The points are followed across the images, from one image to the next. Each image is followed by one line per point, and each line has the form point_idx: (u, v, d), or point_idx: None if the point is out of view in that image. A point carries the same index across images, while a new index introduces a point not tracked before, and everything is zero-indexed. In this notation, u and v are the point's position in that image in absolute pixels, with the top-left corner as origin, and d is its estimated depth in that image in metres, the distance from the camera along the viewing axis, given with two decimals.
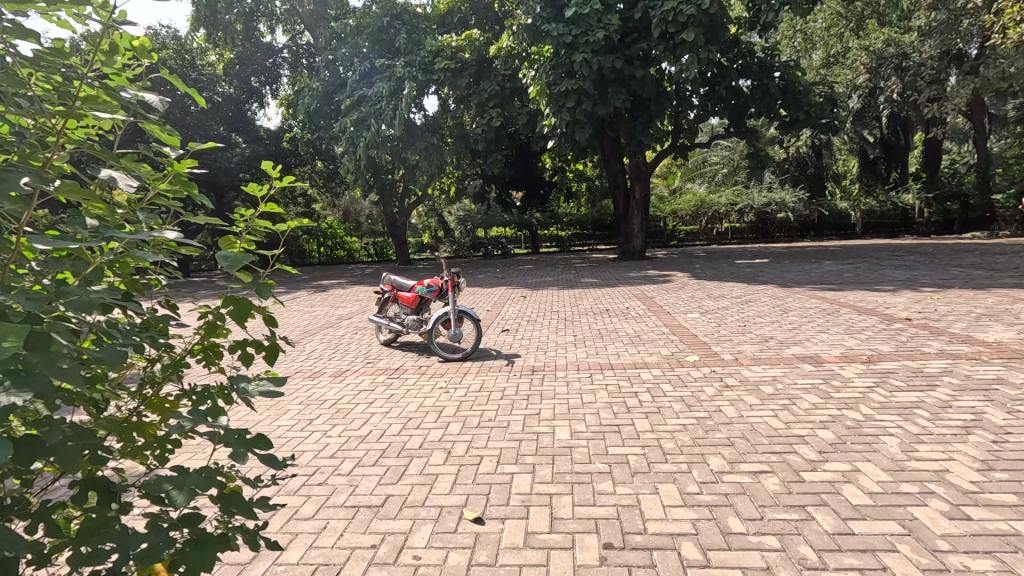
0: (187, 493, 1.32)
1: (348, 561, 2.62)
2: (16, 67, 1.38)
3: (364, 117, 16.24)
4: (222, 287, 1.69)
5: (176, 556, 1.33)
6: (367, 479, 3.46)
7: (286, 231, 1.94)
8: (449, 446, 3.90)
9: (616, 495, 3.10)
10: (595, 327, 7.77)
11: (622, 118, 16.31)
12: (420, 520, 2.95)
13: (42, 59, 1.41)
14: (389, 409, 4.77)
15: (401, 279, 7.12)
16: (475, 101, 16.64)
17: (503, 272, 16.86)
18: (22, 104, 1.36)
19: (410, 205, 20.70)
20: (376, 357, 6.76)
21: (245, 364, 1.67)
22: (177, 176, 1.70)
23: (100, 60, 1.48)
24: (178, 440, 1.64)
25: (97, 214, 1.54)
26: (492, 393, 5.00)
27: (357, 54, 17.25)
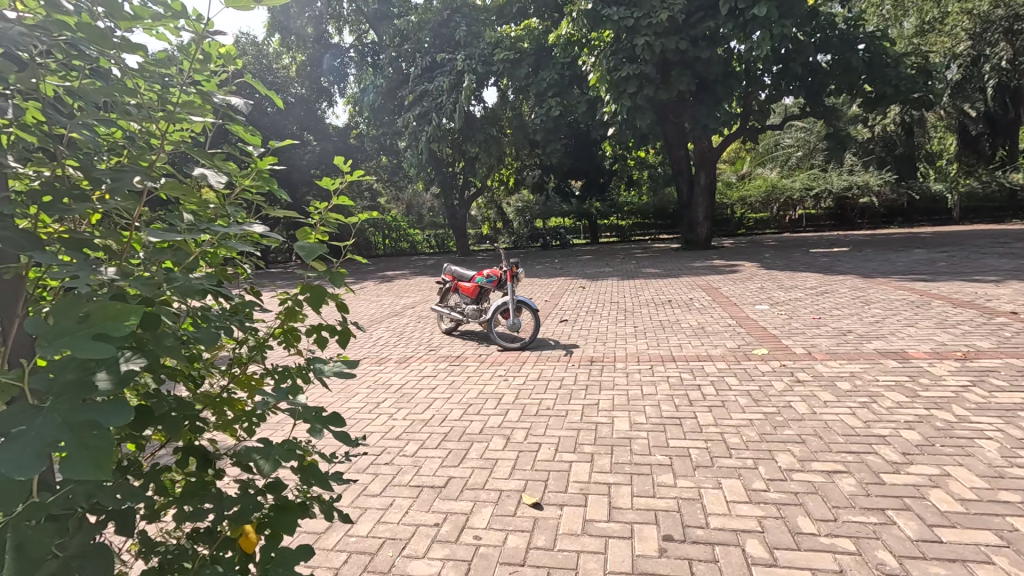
0: (272, 463, 1.44)
1: (413, 537, 2.76)
2: (127, 79, 1.54)
3: (426, 111, 16.77)
4: (300, 276, 1.82)
5: (263, 520, 1.46)
6: (430, 461, 3.61)
7: (357, 223, 2.04)
8: (509, 432, 3.98)
9: (676, 487, 3.05)
10: (656, 318, 7.58)
11: (686, 102, 15.64)
12: (480, 502, 3.05)
13: (147, 70, 1.57)
14: (450, 394, 4.93)
15: (461, 269, 7.27)
16: (534, 90, 16.51)
17: (561, 262, 16.81)
18: (131, 111, 1.52)
19: (469, 197, 21.05)
20: (438, 345, 6.98)
21: (320, 347, 1.78)
22: (260, 172, 1.84)
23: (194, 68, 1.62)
24: (263, 415, 1.79)
25: (194, 210, 1.71)
26: (550, 383, 5.04)
27: (419, 50, 17.68)
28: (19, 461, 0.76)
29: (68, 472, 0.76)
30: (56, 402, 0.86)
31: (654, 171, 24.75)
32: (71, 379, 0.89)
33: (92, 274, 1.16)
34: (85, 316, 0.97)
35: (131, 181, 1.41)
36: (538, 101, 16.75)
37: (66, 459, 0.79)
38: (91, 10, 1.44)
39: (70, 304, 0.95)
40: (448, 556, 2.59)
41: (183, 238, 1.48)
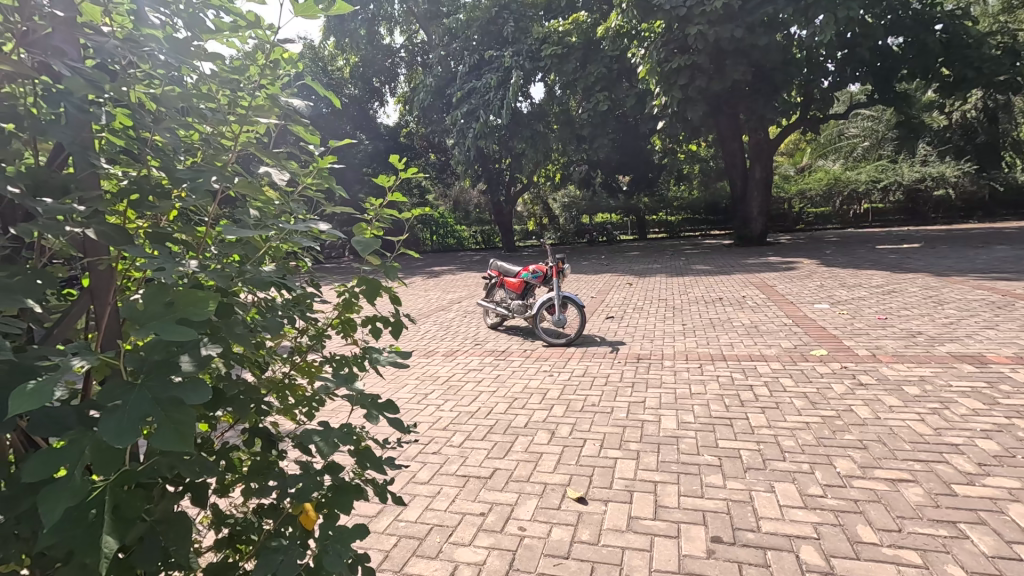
0: (331, 445, 1.51)
1: (459, 524, 2.83)
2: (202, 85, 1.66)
3: (473, 109, 16.91)
4: (358, 269, 1.90)
5: (322, 498, 1.54)
6: (476, 452, 3.68)
7: (410, 218, 2.10)
8: (553, 427, 3.99)
9: (726, 489, 2.97)
10: (706, 316, 7.37)
11: (742, 93, 15.03)
12: (526, 494, 3.08)
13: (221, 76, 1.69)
14: (495, 388, 4.99)
15: (507, 264, 7.32)
16: (582, 85, 16.35)
17: (607, 258, 16.63)
18: (208, 115, 1.64)
19: (515, 193, 21.20)
20: (483, 339, 7.06)
21: (375, 337, 1.86)
22: (320, 170, 1.93)
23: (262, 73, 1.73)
24: (321, 400, 1.88)
25: (258, 207, 1.81)
26: (596, 379, 5.01)
27: (467, 48, 17.87)
28: (120, 430, 0.84)
29: (161, 443, 0.84)
30: (146, 379, 0.93)
31: (706, 164, 24.01)
32: (158, 360, 0.97)
33: (176, 265, 1.27)
34: (173, 304, 1.05)
35: (209, 180, 1.53)
36: (586, 96, 16.61)
37: (156, 433, 0.86)
38: (173, 23, 1.56)
39: (159, 292, 1.02)
40: (493, 545, 2.64)
41: (255, 233, 1.58)
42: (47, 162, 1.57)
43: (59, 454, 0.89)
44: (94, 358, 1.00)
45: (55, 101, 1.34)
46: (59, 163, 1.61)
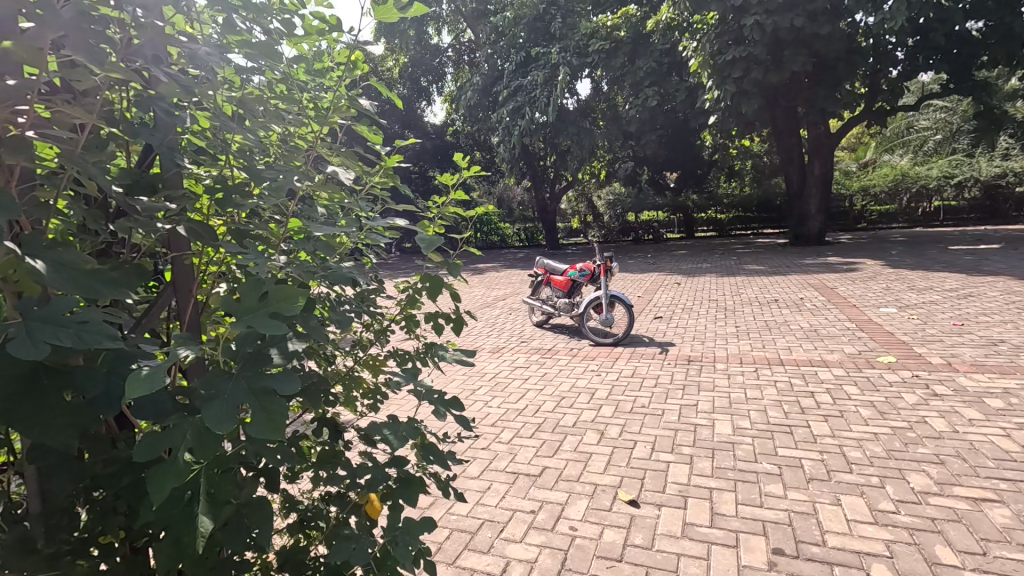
0: (399, 439, 1.53)
1: (510, 521, 2.85)
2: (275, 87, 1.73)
3: (519, 106, 16.91)
4: (421, 266, 1.92)
5: (389, 490, 1.57)
6: (525, 449, 3.69)
7: (472, 217, 2.12)
8: (602, 428, 3.95)
9: (787, 499, 2.85)
10: (761, 318, 7.10)
11: (800, 85, 14.37)
12: (576, 494, 3.06)
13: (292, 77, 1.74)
14: (543, 386, 4.99)
15: (554, 262, 7.29)
16: (631, 81, 16.09)
17: (654, 257, 16.27)
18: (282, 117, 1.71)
19: (560, 190, 21.15)
20: (530, 337, 7.07)
21: (437, 333, 1.89)
22: (386, 169, 1.96)
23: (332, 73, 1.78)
24: (384, 394, 1.91)
25: (325, 206, 1.88)
26: (645, 380, 4.92)
27: (513, 46, 17.84)
28: (220, 417, 0.87)
29: (255, 432, 0.87)
30: (242, 368, 0.96)
31: (759, 160, 23.09)
32: (249, 351, 0.99)
33: (267, 260, 1.33)
34: (267, 297, 1.09)
35: (287, 179, 1.61)
36: (634, 93, 16.37)
37: (252, 421, 0.89)
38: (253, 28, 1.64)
39: (253, 286, 1.06)
40: (544, 543, 2.64)
41: (333, 232, 1.64)
42: (138, 163, 1.68)
43: (165, 437, 0.94)
44: (198, 348, 1.05)
45: (147, 106, 1.44)
46: (148, 164, 1.73)
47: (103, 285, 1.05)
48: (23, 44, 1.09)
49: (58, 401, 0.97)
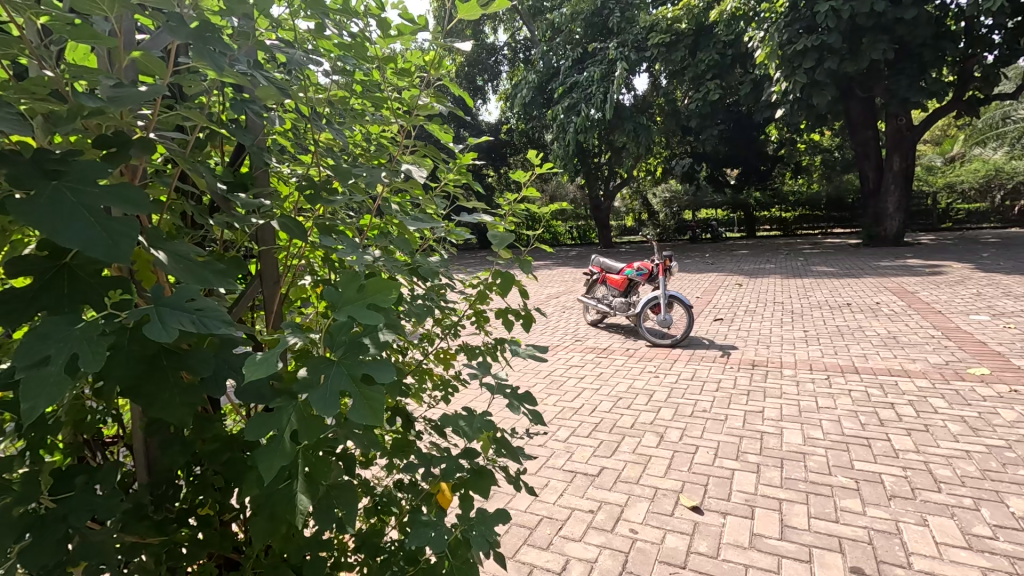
0: (474, 431, 1.55)
1: (570, 519, 2.84)
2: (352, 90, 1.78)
3: (575, 103, 16.73)
4: (492, 262, 1.94)
5: (461, 480, 1.60)
6: (582, 448, 3.66)
7: (545, 213, 2.11)
8: (662, 430, 3.87)
9: (866, 516, 2.68)
10: (832, 322, 6.69)
11: (879, 74, 13.42)
12: (636, 496, 3.01)
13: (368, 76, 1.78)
14: (599, 386, 4.94)
15: (610, 261, 7.17)
16: (691, 74, 15.59)
17: (713, 256, 15.71)
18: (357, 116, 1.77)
19: (614, 187, 20.84)
20: (584, 336, 7.00)
21: (507, 328, 1.90)
22: (460, 166, 1.97)
23: None
24: (454, 387, 1.95)
25: (399, 201, 1.94)
26: (706, 384, 4.76)
27: (570, 42, 17.67)
28: (324, 403, 0.91)
29: (357, 417, 0.90)
30: (343, 356, 1.00)
31: (829, 155, 21.76)
32: (346, 340, 1.03)
33: (355, 254, 1.38)
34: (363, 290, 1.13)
35: (372, 177, 1.67)
36: (695, 87, 15.88)
37: (354, 408, 0.93)
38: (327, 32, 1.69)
39: (351, 277, 1.10)
40: (604, 544, 2.62)
41: (413, 229, 1.68)
42: (232, 163, 1.79)
43: (272, 419, 0.99)
44: (301, 336, 1.10)
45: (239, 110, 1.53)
46: (238, 162, 1.84)
47: (216, 275, 1.11)
48: (146, 53, 1.20)
49: (176, 379, 1.04)
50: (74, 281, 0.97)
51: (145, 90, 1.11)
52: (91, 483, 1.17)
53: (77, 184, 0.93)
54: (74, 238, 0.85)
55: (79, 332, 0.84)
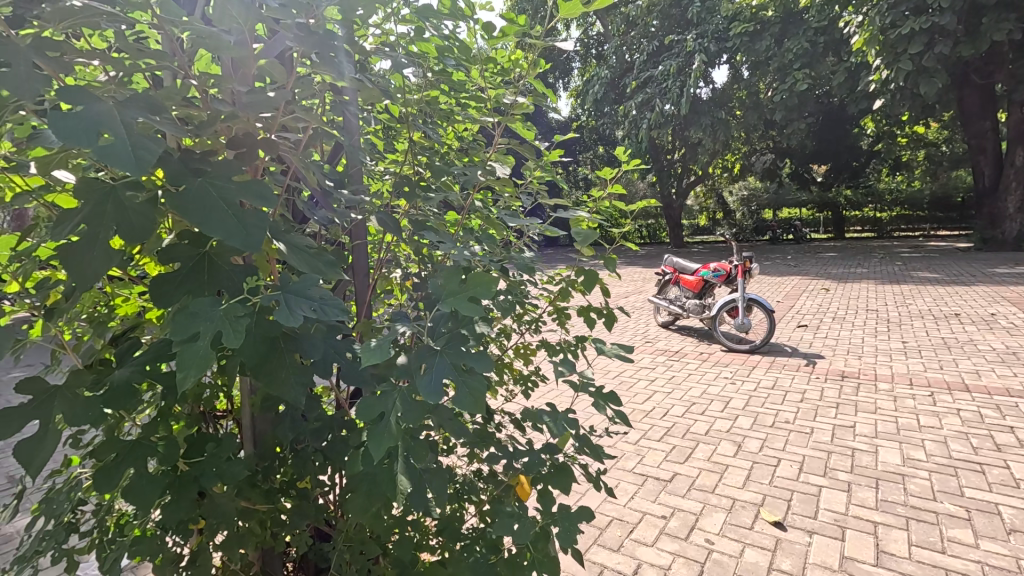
0: (558, 425, 1.56)
1: (641, 522, 2.79)
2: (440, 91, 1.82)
3: (649, 98, 16.26)
4: (576, 260, 1.93)
5: (543, 476, 1.61)
6: (654, 452, 3.57)
7: (633, 210, 2.10)
8: (740, 439, 3.69)
9: (979, 550, 2.43)
10: (936, 334, 6.07)
11: (1001, 57, 11.97)
12: (711, 506, 2.90)
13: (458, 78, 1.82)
14: (670, 389, 4.79)
15: (684, 261, 6.92)
16: (777, 64, 14.66)
17: (796, 258, 14.78)
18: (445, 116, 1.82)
19: (688, 185, 20.13)
20: (655, 338, 6.82)
21: (589, 326, 1.89)
22: (547, 164, 1.97)
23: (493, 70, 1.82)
24: (533, 384, 1.96)
25: (484, 198, 1.98)
26: (789, 394, 4.48)
27: (646, 35, 17.17)
28: (431, 389, 0.95)
29: (460, 404, 0.94)
30: (445, 347, 1.04)
31: (936, 150, 19.75)
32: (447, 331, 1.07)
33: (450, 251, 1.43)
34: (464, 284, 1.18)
35: (467, 176, 1.73)
36: (781, 79, 14.96)
37: (456, 396, 0.97)
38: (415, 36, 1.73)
39: (453, 270, 1.15)
40: (678, 551, 2.55)
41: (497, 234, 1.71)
42: (329, 161, 1.89)
43: (379, 403, 1.06)
44: (406, 325, 1.17)
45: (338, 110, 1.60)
46: (336, 161, 1.94)
47: (328, 266, 1.19)
48: (270, 62, 1.31)
49: (291, 360, 1.13)
50: (212, 268, 1.08)
51: (272, 97, 1.23)
52: (218, 451, 1.31)
53: (218, 180, 1.03)
54: (218, 228, 0.94)
55: (221, 313, 0.93)
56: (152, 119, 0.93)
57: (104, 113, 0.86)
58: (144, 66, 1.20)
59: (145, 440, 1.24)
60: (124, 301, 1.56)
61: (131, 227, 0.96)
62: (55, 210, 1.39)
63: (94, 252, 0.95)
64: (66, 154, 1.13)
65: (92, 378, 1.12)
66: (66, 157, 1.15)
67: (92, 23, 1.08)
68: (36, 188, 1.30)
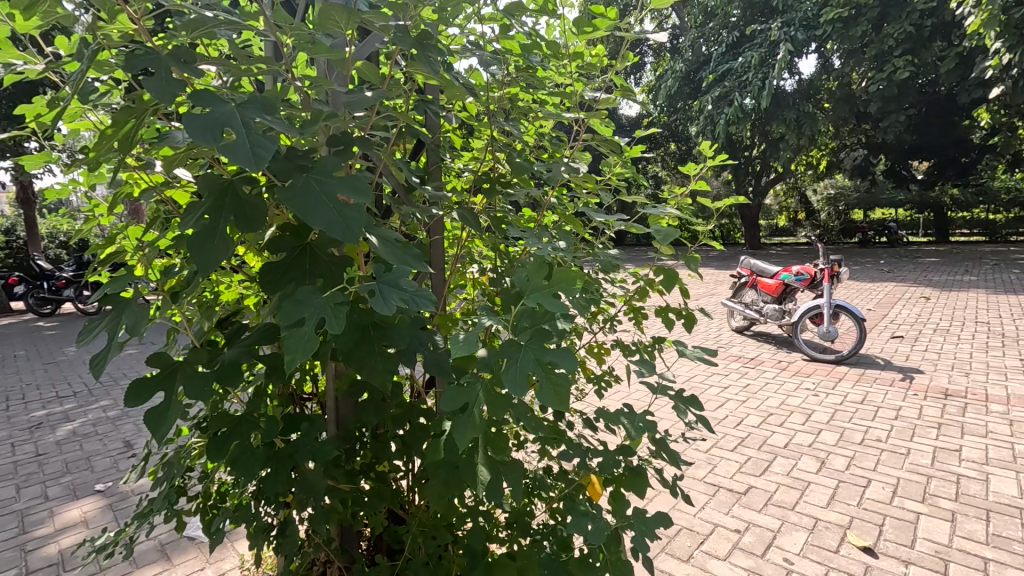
0: (636, 428, 1.52)
1: (713, 535, 2.67)
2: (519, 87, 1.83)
3: (727, 92, 15.45)
4: (655, 258, 1.87)
5: (618, 479, 1.58)
6: (727, 462, 3.41)
7: (719, 207, 2.00)
8: (824, 456, 3.44)
9: None
10: None
11: None
12: (791, 524, 2.73)
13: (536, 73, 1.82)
14: (745, 398, 4.54)
15: (762, 263, 6.54)
16: (874, 52, 13.45)
17: (889, 263, 13.57)
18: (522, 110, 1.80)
19: (768, 183, 19.01)
20: (728, 343, 6.49)
21: (668, 326, 1.83)
22: (629, 159, 1.93)
23: (575, 65, 1.80)
24: (607, 384, 1.92)
25: (562, 194, 1.96)
26: (881, 410, 4.11)
27: (725, 25, 16.34)
28: (516, 383, 0.96)
29: (544, 400, 0.95)
30: (529, 342, 1.04)
31: None
32: (530, 326, 1.08)
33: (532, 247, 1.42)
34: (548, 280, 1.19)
35: (549, 172, 1.73)
36: (878, 68, 13.71)
37: (540, 390, 0.97)
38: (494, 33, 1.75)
39: (540, 265, 1.16)
40: (753, 568, 2.42)
41: (574, 233, 1.68)
42: (411, 159, 1.95)
43: (463, 393, 1.08)
44: (490, 319, 1.19)
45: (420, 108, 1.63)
46: (417, 158, 1.99)
47: (415, 258, 1.22)
48: (364, 63, 1.37)
49: (380, 349, 1.18)
50: (314, 259, 1.16)
51: (371, 96, 1.30)
52: (311, 432, 1.40)
53: (320, 176, 1.09)
54: (320, 220, 0.99)
55: (323, 301, 0.99)
56: (267, 119, 1.00)
57: (228, 114, 0.94)
58: (256, 70, 1.27)
59: (248, 416, 1.35)
60: (226, 288, 1.70)
61: (246, 218, 1.05)
62: (175, 205, 1.55)
63: (214, 240, 1.03)
64: (187, 154, 1.25)
65: (207, 355, 1.23)
66: (187, 156, 1.26)
67: (212, 33, 1.18)
68: (159, 185, 1.46)
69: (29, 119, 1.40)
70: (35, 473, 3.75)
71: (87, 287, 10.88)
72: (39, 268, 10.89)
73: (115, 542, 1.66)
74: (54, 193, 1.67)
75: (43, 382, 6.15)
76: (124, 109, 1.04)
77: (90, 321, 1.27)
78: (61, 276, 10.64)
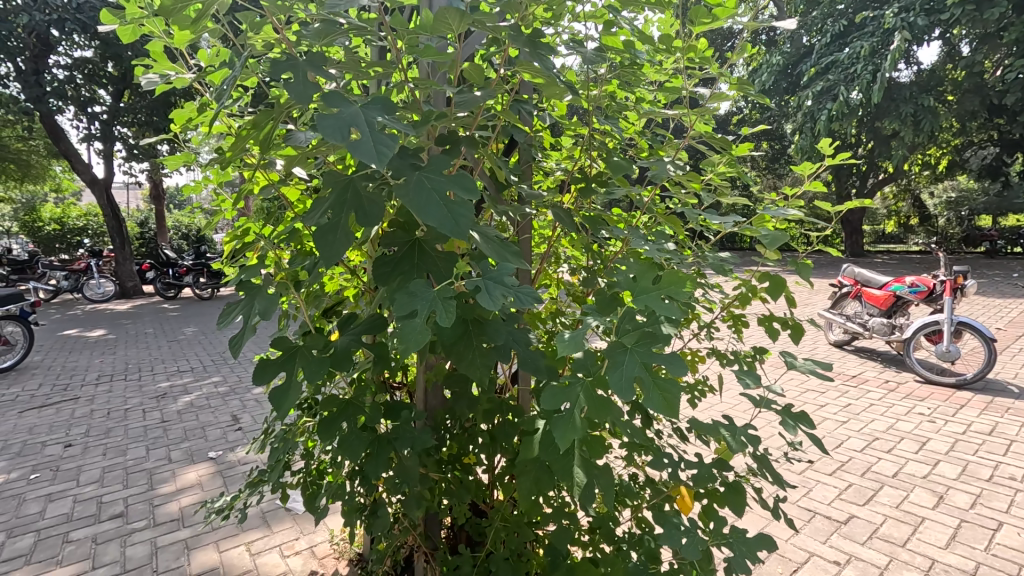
0: (737, 441, 1.43)
1: (808, 564, 2.47)
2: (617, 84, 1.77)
3: (830, 86, 14.10)
4: (760, 264, 1.75)
5: (712, 494, 1.50)
6: (825, 487, 3.13)
7: (839, 209, 1.81)
8: (942, 490, 3.07)
9: None
10: None
11: None
12: (901, 562, 2.46)
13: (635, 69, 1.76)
14: (846, 419, 4.15)
15: (870, 272, 5.95)
16: (1016, 36, 11.62)
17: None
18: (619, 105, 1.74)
19: (875, 185, 17.27)
20: (826, 358, 5.97)
21: (772, 336, 1.71)
22: (733, 157, 1.83)
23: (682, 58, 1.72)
24: (700, 394, 1.83)
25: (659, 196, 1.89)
26: (1015, 445, 3.59)
27: (832, 14, 15.00)
28: (622, 385, 0.93)
29: (650, 404, 0.91)
30: (634, 344, 1.01)
31: None
32: (634, 328, 1.04)
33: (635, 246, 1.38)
34: (653, 284, 1.17)
35: (652, 171, 1.65)
36: (1017, 54, 11.97)
37: (646, 396, 0.94)
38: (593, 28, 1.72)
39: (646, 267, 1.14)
40: None
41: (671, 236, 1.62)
42: (505, 157, 1.96)
43: (563, 393, 1.07)
44: (591, 319, 1.17)
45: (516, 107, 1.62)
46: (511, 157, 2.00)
47: (514, 255, 1.23)
48: (471, 62, 1.38)
49: (479, 347, 1.21)
50: (421, 254, 1.20)
51: (478, 95, 1.32)
52: (406, 420, 1.45)
53: (431, 174, 1.12)
54: (432, 217, 1.02)
55: (434, 294, 1.03)
56: (388, 119, 1.05)
57: (354, 115, 0.99)
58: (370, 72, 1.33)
59: (351, 400, 1.43)
60: (330, 280, 1.82)
61: (365, 214, 1.10)
62: (288, 202, 1.68)
63: (337, 233, 1.10)
64: (307, 154, 1.35)
65: (321, 342, 1.31)
66: (307, 157, 1.37)
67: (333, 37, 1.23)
68: (277, 183, 1.58)
69: (177, 124, 1.57)
70: (160, 438, 4.25)
71: (203, 275, 12.14)
72: (166, 257, 12.29)
73: (231, 506, 1.81)
74: (190, 189, 1.86)
75: (167, 358, 6.94)
76: (262, 112, 1.13)
77: (227, 306, 1.41)
78: (183, 264, 11.93)
